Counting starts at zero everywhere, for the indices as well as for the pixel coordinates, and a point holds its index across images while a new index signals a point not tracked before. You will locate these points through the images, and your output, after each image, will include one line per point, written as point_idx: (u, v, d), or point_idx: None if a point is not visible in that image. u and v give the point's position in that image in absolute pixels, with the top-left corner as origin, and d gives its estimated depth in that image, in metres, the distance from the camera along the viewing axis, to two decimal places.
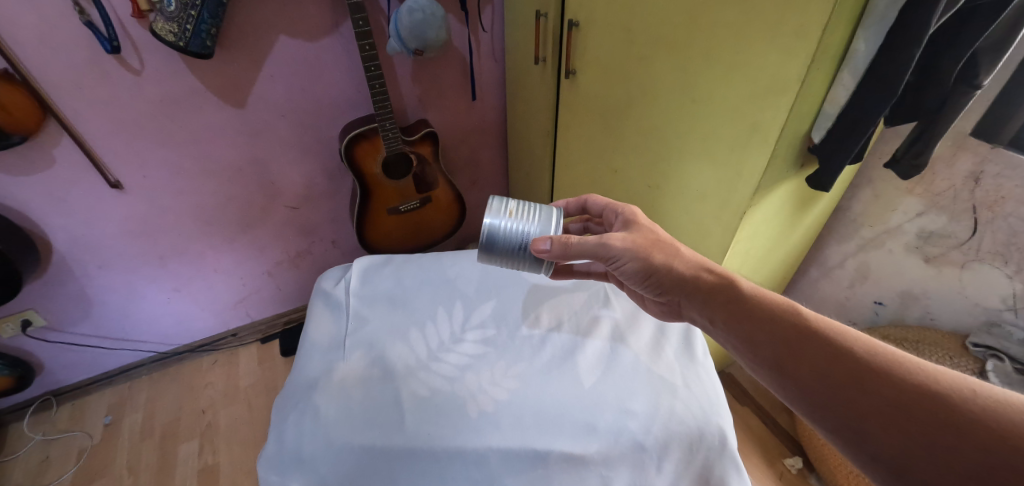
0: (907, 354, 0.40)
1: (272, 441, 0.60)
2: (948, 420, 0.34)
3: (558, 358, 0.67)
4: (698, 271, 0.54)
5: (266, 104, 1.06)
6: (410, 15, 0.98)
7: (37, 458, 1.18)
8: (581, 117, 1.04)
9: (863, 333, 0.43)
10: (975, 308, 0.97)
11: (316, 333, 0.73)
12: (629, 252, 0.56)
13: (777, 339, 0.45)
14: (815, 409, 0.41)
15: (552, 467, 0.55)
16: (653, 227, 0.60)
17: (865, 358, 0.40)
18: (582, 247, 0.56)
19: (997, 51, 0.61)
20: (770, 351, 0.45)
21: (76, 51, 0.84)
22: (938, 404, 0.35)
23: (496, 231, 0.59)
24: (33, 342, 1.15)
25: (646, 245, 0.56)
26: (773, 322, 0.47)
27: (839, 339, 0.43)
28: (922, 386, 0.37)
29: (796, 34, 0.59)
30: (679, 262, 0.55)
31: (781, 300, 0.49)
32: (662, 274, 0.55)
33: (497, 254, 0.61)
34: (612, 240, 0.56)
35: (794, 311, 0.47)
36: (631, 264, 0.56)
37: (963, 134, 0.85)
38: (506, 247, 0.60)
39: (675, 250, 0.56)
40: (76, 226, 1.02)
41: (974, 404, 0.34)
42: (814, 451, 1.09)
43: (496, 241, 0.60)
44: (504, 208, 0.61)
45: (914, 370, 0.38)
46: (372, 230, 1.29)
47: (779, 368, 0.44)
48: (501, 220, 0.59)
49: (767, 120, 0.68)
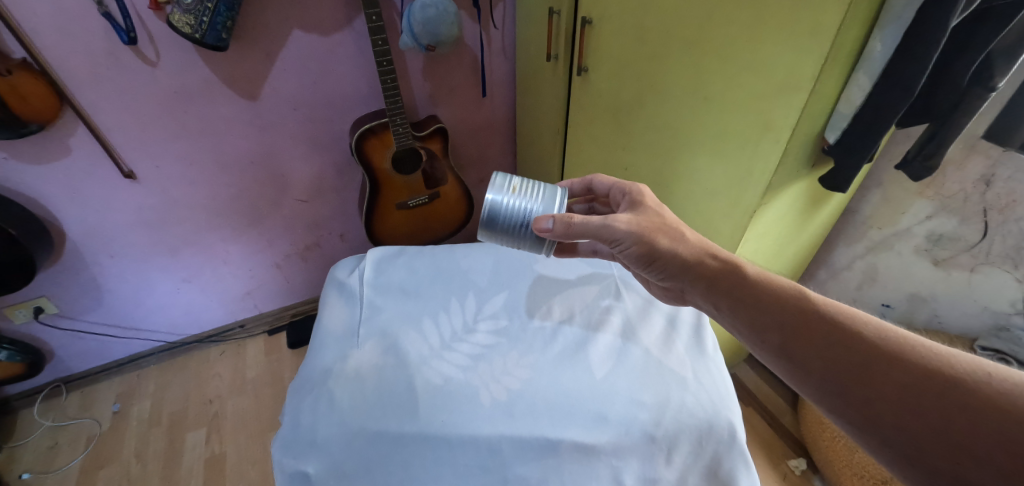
0: (918, 337, 0.40)
1: (287, 422, 0.61)
2: (957, 402, 0.34)
3: (569, 350, 0.67)
4: (702, 257, 0.54)
5: (278, 97, 1.07)
6: (423, 11, 0.99)
7: (47, 443, 1.20)
8: (591, 115, 1.05)
9: (870, 317, 0.43)
10: (983, 311, 0.97)
11: (329, 320, 0.74)
12: (632, 235, 0.57)
13: (784, 324, 0.46)
14: (823, 391, 0.41)
15: (563, 455, 0.56)
16: (659, 208, 0.60)
17: (875, 344, 0.40)
18: (585, 227, 0.57)
19: (1013, 52, 0.61)
20: (775, 335, 0.46)
21: (93, 42, 0.85)
22: (950, 387, 0.35)
23: (498, 208, 0.60)
24: (44, 329, 1.17)
25: (649, 228, 0.57)
26: (778, 307, 0.47)
27: (847, 322, 0.43)
28: (930, 369, 0.37)
29: (810, 34, 0.60)
30: (684, 247, 0.55)
31: (787, 284, 0.49)
32: (666, 258, 0.56)
33: (498, 231, 0.61)
34: (616, 222, 0.57)
35: (800, 295, 0.47)
36: (634, 248, 0.57)
37: (975, 138, 0.85)
38: (507, 224, 0.60)
39: (680, 234, 0.56)
40: (90, 214, 1.04)
41: (985, 386, 0.34)
42: (817, 452, 1.10)
43: (497, 219, 0.60)
44: (507, 184, 0.61)
45: (924, 355, 0.38)
46: (382, 224, 1.30)
47: (784, 351, 0.45)
48: (503, 196, 0.60)
49: (781, 118, 0.68)
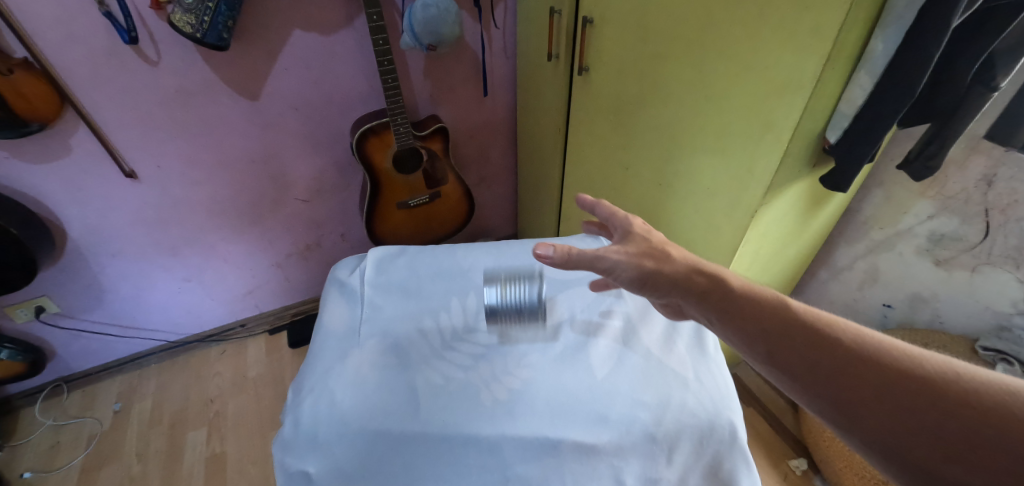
0: (904, 345, 0.39)
1: (288, 421, 0.60)
2: (955, 412, 0.33)
3: (570, 349, 0.67)
4: (689, 274, 0.53)
5: (279, 96, 1.07)
6: (424, 10, 0.99)
7: (48, 442, 1.20)
8: (593, 115, 1.05)
9: (856, 326, 0.42)
10: (985, 312, 0.97)
11: (330, 319, 0.74)
12: (621, 262, 0.55)
13: (775, 337, 0.44)
14: (816, 402, 0.40)
15: (565, 454, 0.56)
16: (647, 233, 0.59)
17: (866, 354, 0.39)
18: (583, 258, 0.55)
19: (1015, 52, 0.61)
20: (764, 347, 0.44)
21: (95, 42, 0.85)
22: (946, 396, 0.34)
23: (495, 304, 0.66)
24: (45, 328, 1.17)
25: (638, 255, 0.55)
26: (766, 319, 0.46)
27: (836, 333, 0.42)
28: (922, 378, 0.36)
29: (812, 34, 0.59)
30: (671, 267, 0.54)
31: (773, 295, 0.48)
32: (654, 278, 0.54)
33: (499, 318, 0.67)
34: (608, 253, 0.55)
35: (787, 306, 0.46)
36: (626, 274, 0.55)
37: (976, 138, 0.84)
38: (507, 313, 0.66)
39: (665, 255, 0.55)
40: (91, 214, 1.04)
41: (978, 392, 0.33)
42: (818, 452, 1.09)
43: (497, 310, 0.66)
44: (494, 282, 0.67)
45: (914, 364, 0.37)
46: (383, 224, 1.30)
47: (775, 363, 0.43)
48: (496, 294, 0.66)
49: (782, 119, 0.68)
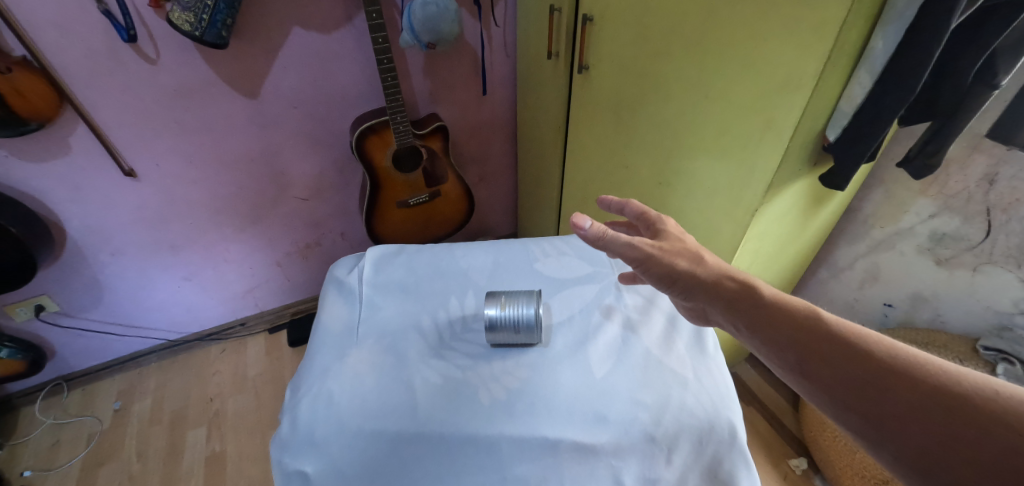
0: (937, 360, 0.39)
1: (286, 420, 0.60)
2: (985, 429, 0.33)
3: (570, 348, 0.67)
4: (721, 278, 0.53)
5: (278, 94, 1.07)
6: (423, 8, 0.98)
7: (48, 441, 1.20)
8: (593, 113, 1.04)
9: (887, 339, 0.42)
10: (986, 311, 0.96)
11: (329, 319, 0.73)
12: (652, 258, 0.55)
13: (801, 345, 0.44)
14: (839, 410, 0.40)
15: (562, 455, 0.55)
16: (681, 235, 0.59)
17: (896, 367, 0.39)
18: (615, 242, 0.56)
19: (1017, 50, 0.60)
20: (791, 354, 0.45)
21: (92, 40, 0.84)
22: (975, 412, 0.34)
23: (497, 319, 0.64)
24: (45, 327, 1.17)
25: (670, 252, 0.55)
26: (793, 327, 0.46)
27: (865, 345, 0.42)
28: (951, 393, 0.36)
29: (813, 30, 0.59)
30: (703, 269, 0.54)
31: (803, 305, 0.48)
32: (683, 279, 0.54)
33: (500, 334, 0.65)
34: (642, 243, 0.56)
35: (817, 316, 0.46)
36: (654, 271, 0.56)
37: (979, 136, 0.84)
38: (507, 329, 0.65)
39: (699, 258, 0.55)
40: (90, 212, 1.04)
41: (1007, 411, 0.33)
42: (819, 451, 1.09)
43: (497, 324, 0.65)
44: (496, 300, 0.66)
45: (945, 379, 0.37)
46: (383, 223, 1.30)
47: (801, 371, 0.43)
48: (498, 309, 0.65)
49: (782, 117, 0.68)
